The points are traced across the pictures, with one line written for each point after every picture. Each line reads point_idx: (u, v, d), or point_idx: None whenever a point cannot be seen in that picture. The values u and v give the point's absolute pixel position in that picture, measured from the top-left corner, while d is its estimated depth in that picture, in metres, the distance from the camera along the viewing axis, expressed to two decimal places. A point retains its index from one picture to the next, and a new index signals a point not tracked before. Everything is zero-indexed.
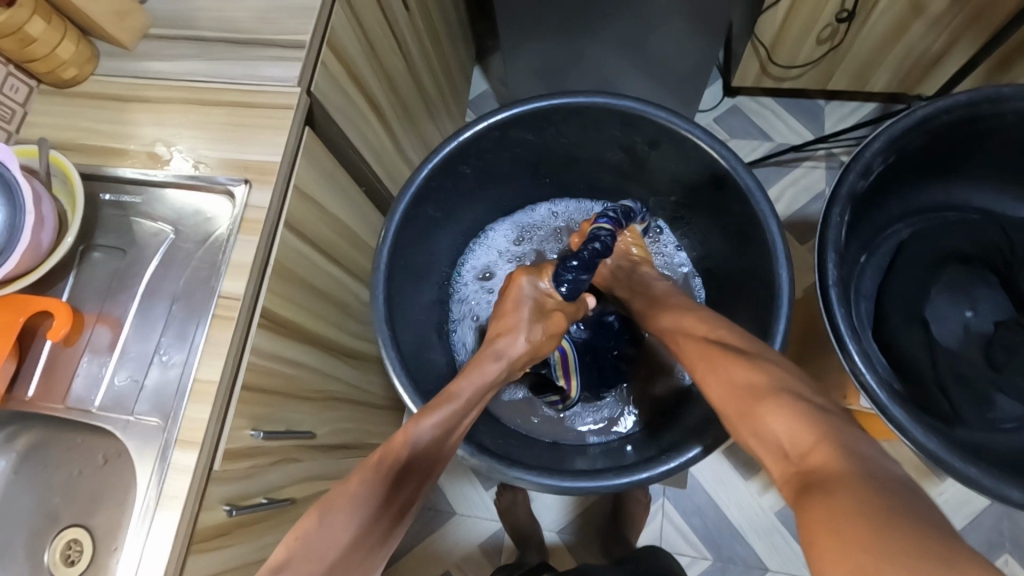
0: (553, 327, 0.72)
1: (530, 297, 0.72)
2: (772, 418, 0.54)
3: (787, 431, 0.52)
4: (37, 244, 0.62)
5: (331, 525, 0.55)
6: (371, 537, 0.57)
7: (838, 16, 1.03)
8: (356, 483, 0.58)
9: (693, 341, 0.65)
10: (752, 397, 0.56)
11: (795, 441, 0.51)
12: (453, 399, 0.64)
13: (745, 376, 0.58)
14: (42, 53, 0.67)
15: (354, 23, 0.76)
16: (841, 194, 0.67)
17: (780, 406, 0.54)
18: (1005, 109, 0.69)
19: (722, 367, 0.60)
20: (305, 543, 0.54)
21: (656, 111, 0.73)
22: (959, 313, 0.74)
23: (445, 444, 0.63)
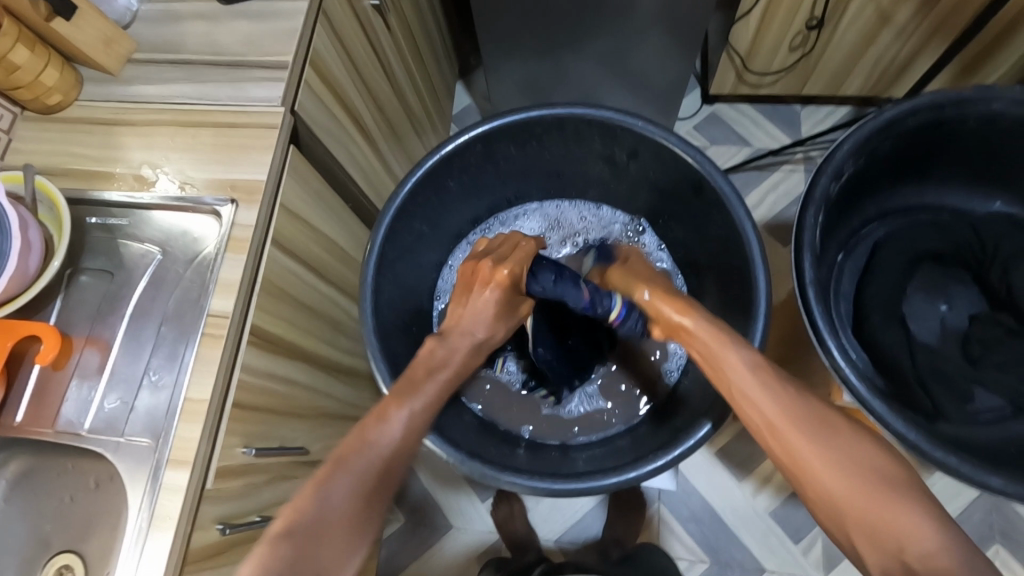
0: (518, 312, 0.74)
1: (495, 300, 0.70)
2: (881, 514, 0.51)
3: (920, 548, 0.49)
4: (23, 270, 0.62)
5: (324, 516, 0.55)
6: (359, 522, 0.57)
7: (807, 25, 1.06)
8: (354, 459, 0.59)
9: (777, 414, 0.58)
10: (861, 496, 0.52)
11: (839, 478, 0.54)
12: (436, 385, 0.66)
13: (841, 463, 0.54)
14: (27, 80, 0.67)
15: (336, 43, 0.78)
16: (815, 196, 0.69)
17: (895, 502, 0.51)
18: (970, 110, 0.72)
19: (819, 460, 0.55)
20: (297, 537, 0.53)
21: (634, 120, 0.74)
22: (934, 309, 0.78)
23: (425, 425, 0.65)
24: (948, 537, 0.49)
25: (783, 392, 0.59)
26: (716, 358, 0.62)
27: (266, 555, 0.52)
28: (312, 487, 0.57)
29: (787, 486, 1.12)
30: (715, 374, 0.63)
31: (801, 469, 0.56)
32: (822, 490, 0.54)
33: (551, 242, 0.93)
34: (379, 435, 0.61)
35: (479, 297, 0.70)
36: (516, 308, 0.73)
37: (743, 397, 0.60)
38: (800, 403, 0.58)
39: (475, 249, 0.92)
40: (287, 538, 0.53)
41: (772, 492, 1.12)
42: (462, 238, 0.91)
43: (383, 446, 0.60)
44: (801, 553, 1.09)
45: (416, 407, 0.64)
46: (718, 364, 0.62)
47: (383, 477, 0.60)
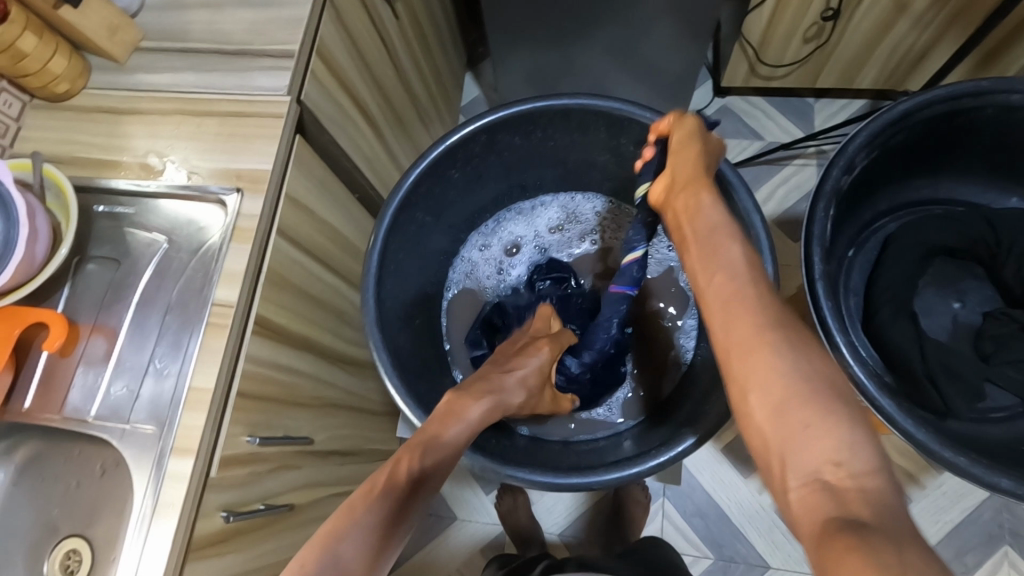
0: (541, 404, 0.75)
1: (535, 369, 0.72)
2: (812, 421, 0.43)
3: (853, 473, 0.41)
4: (31, 257, 0.62)
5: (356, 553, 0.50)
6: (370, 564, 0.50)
7: (822, 15, 1.04)
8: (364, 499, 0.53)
9: (745, 313, 0.50)
10: (800, 401, 0.44)
11: (792, 383, 0.45)
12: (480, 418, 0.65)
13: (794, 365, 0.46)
14: (35, 68, 0.67)
15: (343, 32, 0.77)
16: (825, 190, 0.68)
17: (841, 421, 0.43)
18: (987, 102, 0.70)
19: (765, 358, 0.47)
20: None
21: (640, 111, 0.73)
22: (947, 306, 0.76)
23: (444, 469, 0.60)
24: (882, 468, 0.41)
25: (760, 290, 0.52)
26: (711, 254, 0.56)
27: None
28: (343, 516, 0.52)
29: None
30: (702, 265, 0.56)
31: (743, 363, 0.48)
32: (758, 389, 0.46)
33: (567, 235, 0.95)
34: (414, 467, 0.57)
35: (532, 360, 0.72)
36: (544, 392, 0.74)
37: (721, 292, 0.53)
38: (778, 309, 0.50)
39: (491, 235, 0.95)
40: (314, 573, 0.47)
41: None
42: (477, 226, 0.93)
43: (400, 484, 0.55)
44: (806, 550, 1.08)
45: (439, 459, 0.59)
46: (714, 253, 0.55)
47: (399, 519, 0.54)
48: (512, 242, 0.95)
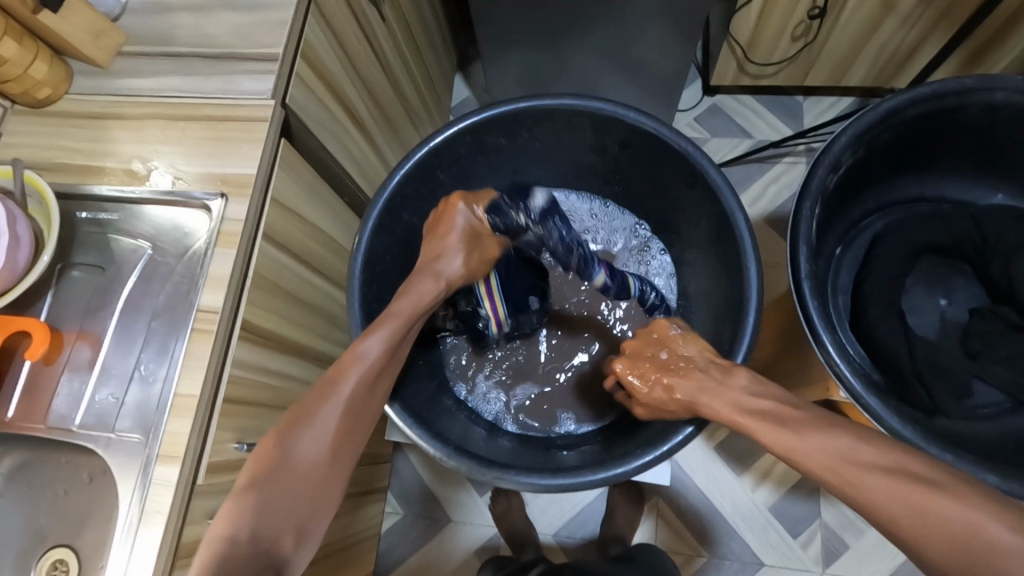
0: (485, 254, 0.69)
1: (464, 225, 0.67)
2: (943, 511, 0.48)
3: (1016, 543, 0.45)
4: (13, 264, 0.62)
5: (281, 469, 0.57)
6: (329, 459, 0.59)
7: (809, 14, 1.04)
8: (314, 401, 0.59)
9: (816, 461, 0.54)
10: (919, 504, 0.49)
11: (910, 517, 0.49)
12: (398, 319, 0.64)
13: (891, 471, 0.51)
14: (15, 73, 0.67)
15: (329, 35, 0.77)
16: (811, 188, 0.68)
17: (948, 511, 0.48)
18: (970, 100, 0.70)
19: (873, 471, 0.52)
20: (263, 485, 0.56)
21: (626, 112, 0.73)
22: (934, 304, 0.77)
23: (392, 358, 0.64)
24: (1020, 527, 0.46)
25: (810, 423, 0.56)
26: (794, 456, 0.55)
27: (234, 510, 0.54)
28: (272, 440, 0.58)
29: (787, 480, 1.11)
30: (809, 473, 0.55)
31: (860, 487, 0.52)
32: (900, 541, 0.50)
33: None
34: (342, 382, 0.60)
35: (455, 258, 0.67)
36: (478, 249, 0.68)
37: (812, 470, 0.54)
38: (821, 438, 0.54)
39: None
40: (252, 493, 0.55)
41: (771, 486, 1.12)
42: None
43: (348, 380, 0.60)
44: (800, 547, 1.09)
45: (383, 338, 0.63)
46: (813, 447, 0.55)
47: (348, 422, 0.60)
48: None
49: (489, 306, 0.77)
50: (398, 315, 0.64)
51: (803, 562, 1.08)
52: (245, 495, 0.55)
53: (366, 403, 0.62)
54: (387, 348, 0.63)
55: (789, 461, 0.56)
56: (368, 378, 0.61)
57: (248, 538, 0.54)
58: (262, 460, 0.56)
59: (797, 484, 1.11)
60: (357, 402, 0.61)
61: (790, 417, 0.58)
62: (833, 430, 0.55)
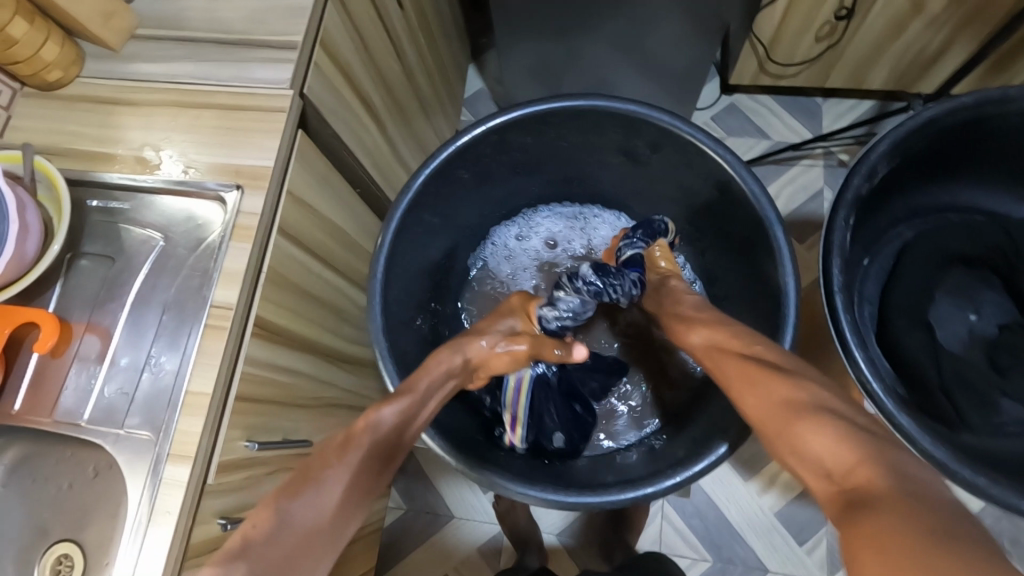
0: (518, 352, 0.74)
1: (511, 313, 0.76)
2: (806, 432, 0.52)
3: (864, 461, 0.47)
4: (22, 253, 0.60)
5: (277, 533, 0.53)
6: (327, 531, 0.56)
7: (836, 14, 1.02)
8: (318, 468, 0.59)
9: (763, 380, 0.58)
10: (790, 414, 0.54)
11: (838, 459, 0.49)
12: (415, 394, 0.66)
13: (787, 385, 0.57)
14: (25, 54, 0.65)
15: (347, 23, 0.75)
16: (846, 198, 0.66)
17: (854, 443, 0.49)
18: (1010, 110, 0.69)
19: (763, 386, 0.58)
20: (253, 554, 0.51)
21: (658, 113, 0.71)
22: (962, 318, 0.74)
23: (402, 437, 0.64)
24: (887, 461, 0.47)
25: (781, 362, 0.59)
26: (745, 378, 0.60)
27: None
28: (271, 505, 0.55)
29: (794, 486, 1.10)
30: (751, 401, 0.58)
31: (756, 393, 0.58)
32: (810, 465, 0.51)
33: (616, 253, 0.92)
34: (355, 450, 0.61)
35: (482, 343, 0.73)
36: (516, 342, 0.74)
37: (759, 403, 0.57)
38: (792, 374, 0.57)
39: (524, 230, 0.93)
40: (241, 560, 0.50)
41: (778, 493, 1.11)
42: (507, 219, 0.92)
43: (358, 449, 0.61)
44: (805, 554, 1.08)
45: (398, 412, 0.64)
46: (776, 384, 0.57)
47: (353, 496, 0.59)
48: (546, 238, 0.93)
49: (510, 400, 0.79)
50: (415, 390, 0.67)
51: (808, 569, 1.07)
52: (235, 562, 0.50)
53: (373, 475, 0.62)
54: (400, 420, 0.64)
55: (738, 401, 0.60)
56: (377, 452, 0.62)
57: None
58: (259, 522, 0.53)
59: (804, 491, 1.10)
60: (366, 472, 0.61)
61: (720, 323, 0.67)
62: (753, 345, 0.63)
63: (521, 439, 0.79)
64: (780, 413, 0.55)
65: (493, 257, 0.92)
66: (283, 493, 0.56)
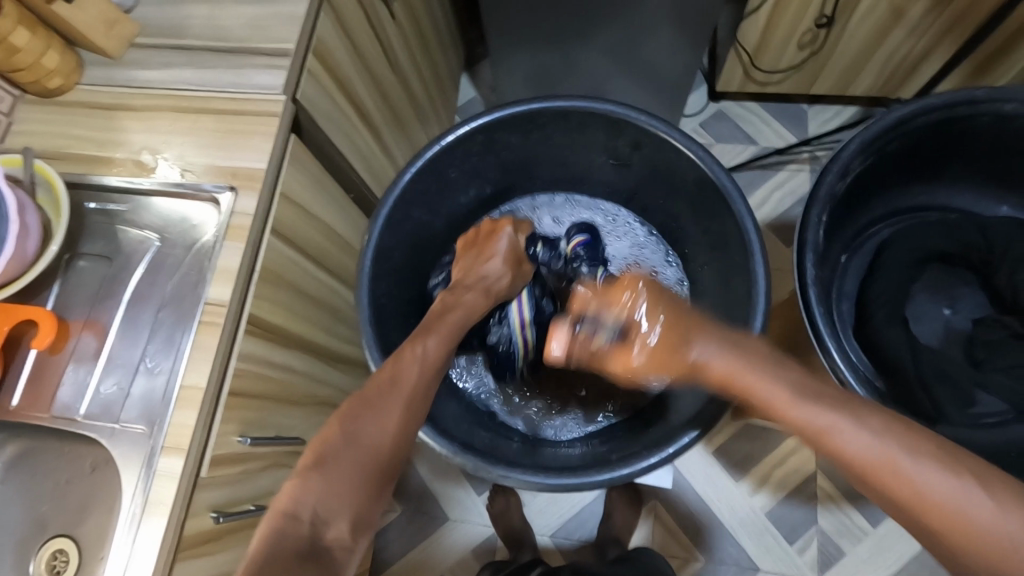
0: (520, 274, 0.80)
1: (505, 250, 0.78)
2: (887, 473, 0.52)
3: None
4: (22, 252, 0.62)
5: (344, 451, 0.56)
6: (394, 446, 0.59)
7: (817, 22, 1.05)
8: (372, 393, 0.60)
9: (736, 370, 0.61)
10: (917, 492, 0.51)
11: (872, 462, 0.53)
12: (447, 332, 0.69)
13: (882, 455, 0.52)
14: (28, 62, 0.67)
15: (340, 31, 0.77)
16: (819, 195, 0.69)
17: (867, 448, 0.53)
18: (980, 111, 0.71)
19: (800, 416, 0.57)
20: (332, 462, 0.55)
21: (638, 115, 0.74)
22: (938, 312, 0.78)
23: (441, 367, 0.67)
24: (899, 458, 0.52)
25: (745, 363, 0.61)
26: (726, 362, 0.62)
27: (307, 484, 0.53)
28: (337, 424, 0.57)
29: (784, 485, 1.11)
30: (759, 396, 0.59)
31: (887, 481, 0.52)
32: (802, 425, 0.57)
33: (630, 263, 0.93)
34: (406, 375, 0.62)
35: (495, 262, 0.77)
36: (522, 266, 0.80)
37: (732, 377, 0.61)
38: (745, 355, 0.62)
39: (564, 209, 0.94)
40: (328, 469, 0.54)
41: (769, 492, 1.12)
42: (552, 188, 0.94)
43: (404, 378, 0.62)
44: (797, 553, 1.09)
45: (432, 345, 0.66)
46: (757, 380, 0.60)
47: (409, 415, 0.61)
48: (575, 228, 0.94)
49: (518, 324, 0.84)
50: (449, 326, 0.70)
51: (800, 568, 1.08)
52: (316, 471, 0.54)
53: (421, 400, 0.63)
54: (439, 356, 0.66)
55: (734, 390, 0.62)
56: (422, 375, 0.64)
57: (308, 518, 0.52)
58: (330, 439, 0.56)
59: (796, 490, 1.11)
60: (416, 394, 0.62)
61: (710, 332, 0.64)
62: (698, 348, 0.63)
63: (528, 316, 0.84)
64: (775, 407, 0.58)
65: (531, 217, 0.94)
66: (345, 415, 0.58)
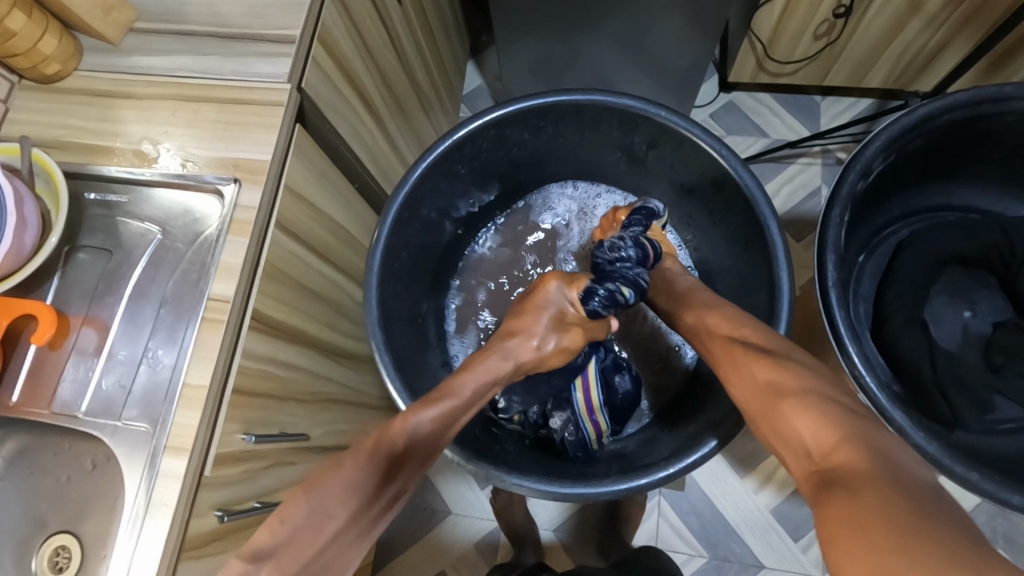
0: (568, 342, 0.71)
1: (555, 304, 0.70)
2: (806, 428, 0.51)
3: (863, 542, 0.40)
4: (19, 245, 0.60)
5: (309, 528, 0.52)
6: (356, 529, 0.54)
7: (834, 12, 1.02)
8: (346, 468, 0.56)
9: (728, 352, 0.63)
10: (774, 396, 0.56)
11: (818, 442, 0.50)
12: (457, 397, 0.64)
13: (825, 420, 0.51)
14: (24, 47, 0.64)
15: (346, 18, 0.74)
16: (841, 195, 0.67)
17: (804, 407, 0.53)
18: (1007, 109, 0.69)
19: (755, 371, 0.59)
20: (275, 554, 0.51)
21: (655, 109, 0.71)
22: (959, 315, 0.73)
23: (439, 440, 0.63)
24: (846, 432, 0.49)
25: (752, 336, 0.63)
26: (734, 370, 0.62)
27: (244, 574, 0.49)
28: (298, 505, 0.53)
29: (790, 483, 1.11)
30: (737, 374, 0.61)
31: (743, 375, 0.60)
32: (753, 380, 0.59)
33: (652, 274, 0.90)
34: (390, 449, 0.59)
35: (527, 341, 0.69)
36: (569, 328, 0.71)
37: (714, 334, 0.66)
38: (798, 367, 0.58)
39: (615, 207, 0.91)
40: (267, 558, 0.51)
41: (774, 489, 1.11)
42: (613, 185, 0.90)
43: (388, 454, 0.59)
44: (801, 551, 1.08)
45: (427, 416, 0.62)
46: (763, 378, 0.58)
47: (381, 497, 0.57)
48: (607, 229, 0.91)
49: (581, 396, 0.81)
50: (458, 394, 0.65)
51: (803, 566, 1.08)
52: (259, 563, 0.51)
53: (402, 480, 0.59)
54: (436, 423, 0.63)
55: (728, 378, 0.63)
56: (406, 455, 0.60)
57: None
58: (294, 514, 0.53)
59: (802, 488, 1.11)
60: (398, 472, 0.59)
61: (714, 305, 0.69)
62: (743, 328, 0.64)
63: (597, 402, 0.82)
64: (737, 358, 0.62)
65: (588, 210, 0.92)
66: (307, 493, 0.54)
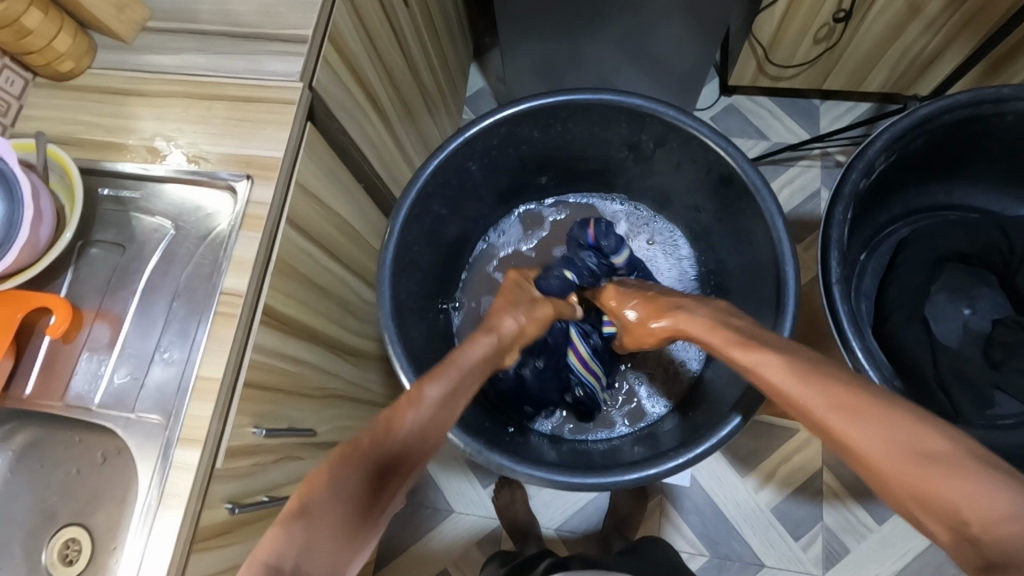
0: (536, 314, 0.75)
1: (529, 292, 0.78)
2: (954, 491, 0.45)
3: None
4: (35, 239, 0.61)
5: (326, 502, 0.51)
6: (375, 499, 0.53)
7: (834, 16, 1.04)
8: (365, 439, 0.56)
9: (806, 381, 0.55)
10: (916, 460, 0.48)
11: (974, 511, 0.44)
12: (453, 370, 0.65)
13: (987, 488, 0.45)
14: (38, 45, 0.65)
15: (355, 18, 0.75)
16: (843, 193, 0.68)
17: (957, 474, 0.46)
18: (1006, 110, 0.71)
19: (862, 417, 0.51)
20: (303, 515, 0.50)
21: (663, 108, 0.73)
22: (959, 312, 0.78)
23: (445, 414, 0.63)
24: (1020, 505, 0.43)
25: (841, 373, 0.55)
26: (818, 397, 0.54)
27: (278, 537, 0.48)
28: (324, 473, 0.53)
29: (791, 482, 1.12)
30: (833, 418, 0.53)
31: (845, 418, 0.52)
32: (863, 431, 0.51)
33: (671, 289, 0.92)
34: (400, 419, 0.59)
35: (509, 320, 0.73)
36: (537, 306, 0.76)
37: (792, 374, 0.56)
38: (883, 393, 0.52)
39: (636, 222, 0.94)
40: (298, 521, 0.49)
41: (775, 487, 1.12)
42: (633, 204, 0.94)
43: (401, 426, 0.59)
44: (801, 549, 1.09)
45: (433, 390, 0.63)
46: (882, 424, 0.50)
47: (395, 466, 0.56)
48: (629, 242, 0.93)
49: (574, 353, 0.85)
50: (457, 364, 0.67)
51: (803, 564, 1.09)
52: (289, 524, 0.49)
53: (413, 455, 0.58)
54: (442, 396, 0.63)
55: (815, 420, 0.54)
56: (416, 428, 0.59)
57: (292, 570, 0.46)
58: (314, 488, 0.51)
59: (802, 486, 1.11)
60: (409, 448, 0.58)
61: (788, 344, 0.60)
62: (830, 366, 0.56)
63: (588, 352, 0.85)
64: (834, 399, 0.53)
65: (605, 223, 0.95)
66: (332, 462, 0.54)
